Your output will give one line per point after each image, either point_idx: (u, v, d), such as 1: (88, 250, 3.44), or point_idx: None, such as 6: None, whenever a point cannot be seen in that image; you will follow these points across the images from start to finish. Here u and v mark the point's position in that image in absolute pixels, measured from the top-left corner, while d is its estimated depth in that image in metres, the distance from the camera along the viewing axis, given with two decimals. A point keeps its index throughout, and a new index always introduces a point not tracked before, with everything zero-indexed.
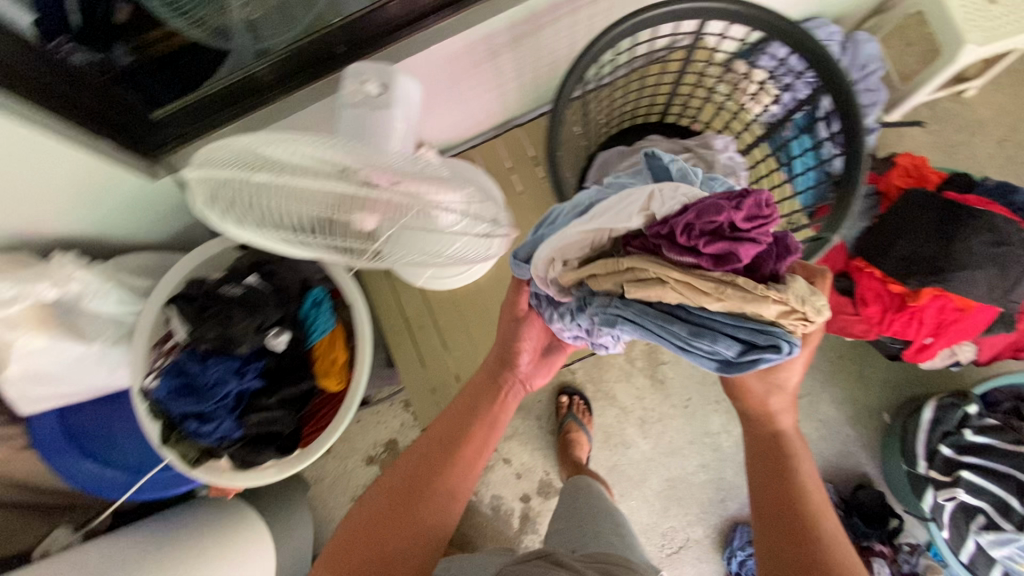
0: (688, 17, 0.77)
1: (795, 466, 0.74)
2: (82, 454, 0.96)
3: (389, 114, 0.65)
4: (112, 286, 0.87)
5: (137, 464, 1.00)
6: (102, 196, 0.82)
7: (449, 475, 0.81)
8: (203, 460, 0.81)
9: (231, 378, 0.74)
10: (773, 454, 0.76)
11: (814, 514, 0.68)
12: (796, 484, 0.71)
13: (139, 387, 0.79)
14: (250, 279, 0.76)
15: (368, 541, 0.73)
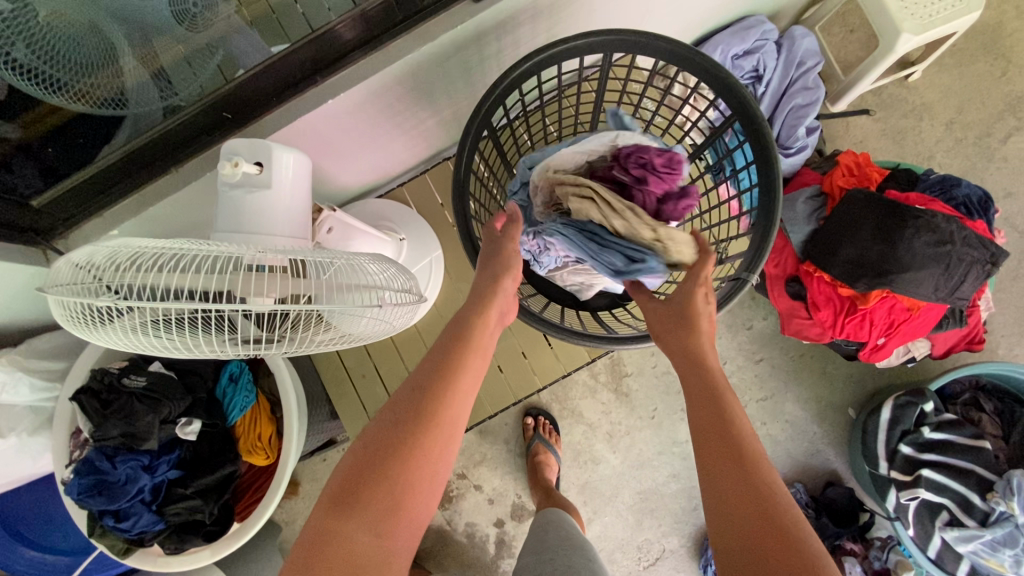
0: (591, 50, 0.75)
1: (731, 404, 0.63)
2: (20, 542, 0.92)
3: (269, 192, 0.63)
4: (21, 374, 0.83)
5: (83, 544, 0.95)
6: None
7: (453, 402, 0.60)
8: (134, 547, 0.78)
9: (143, 473, 0.73)
10: (707, 392, 0.64)
11: (752, 459, 0.58)
12: (732, 425, 0.60)
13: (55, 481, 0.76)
14: (155, 368, 0.73)
15: (377, 485, 0.55)
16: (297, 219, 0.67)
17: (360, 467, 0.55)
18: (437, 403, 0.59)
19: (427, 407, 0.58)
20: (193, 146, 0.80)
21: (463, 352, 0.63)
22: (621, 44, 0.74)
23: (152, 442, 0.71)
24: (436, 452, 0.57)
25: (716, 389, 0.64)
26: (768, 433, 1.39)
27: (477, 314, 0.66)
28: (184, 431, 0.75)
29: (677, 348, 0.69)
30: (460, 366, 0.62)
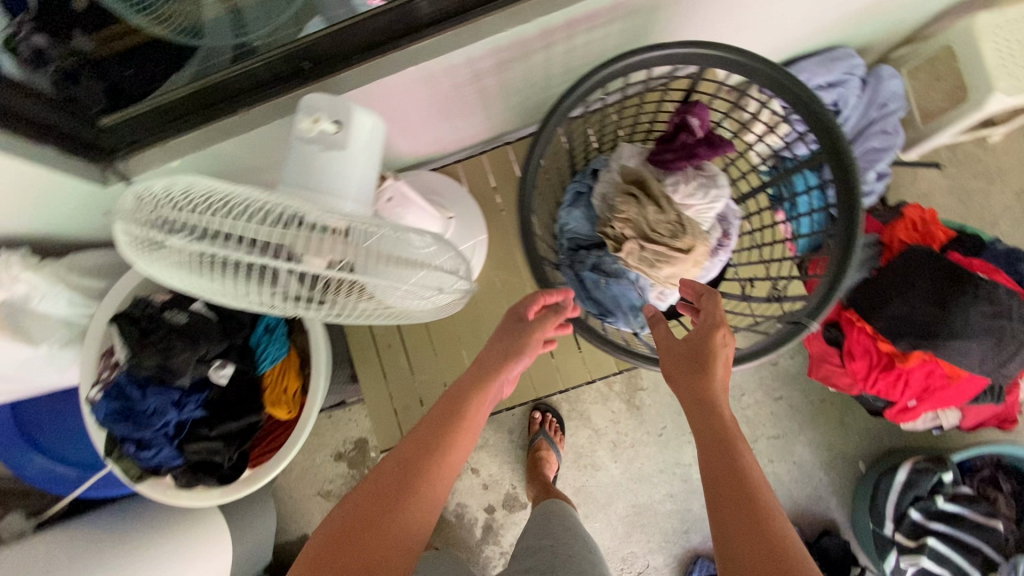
0: (683, 62, 0.74)
1: (746, 456, 0.61)
2: (34, 448, 0.94)
3: (343, 154, 0.61)
4: (64, 288, 0.84)
5: (91, 460, 0.96)
6: (50, 197, 0.78)
7: (433, 477, 0.65)
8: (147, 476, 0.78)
9: (171, 408, 0.74)
10: (714, 441, 0.63)
11: (770, 510, 0.56)
12: (746, 476, 0.59)
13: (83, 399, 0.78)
14: (197, 307, 0.74)
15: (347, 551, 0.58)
16: (365, 184, 0.65)
17: (330, 535, 0.60)
18: (415, 480, 0.64)
19: (402, 483, 0.63)
20: (264, 93, 0.76)
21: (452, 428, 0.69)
22: (719, 61, 0.73)
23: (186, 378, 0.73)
24: (402, 531, 0.60)
25: (731, 439, 0.63)
26: (773, 471, 1.38)
27: (473, 392, 0.72)
28: (216, 374, 0.76)
29: (689, 393, 0.69)
30: (447, 446, 0.67)
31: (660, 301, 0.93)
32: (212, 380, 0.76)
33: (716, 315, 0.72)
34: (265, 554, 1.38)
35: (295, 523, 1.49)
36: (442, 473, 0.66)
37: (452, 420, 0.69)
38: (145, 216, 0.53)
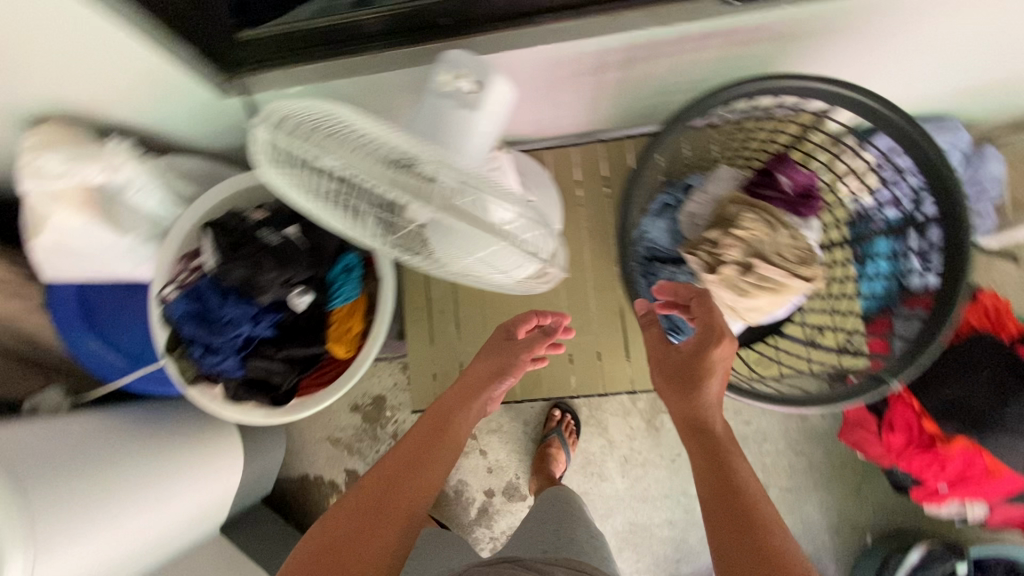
0: (827, 98, 0.78)
1: (750, 484, 0.65)
2: (91, 331, 0.97)
3: (473, 116, 0.62)
4: (157, 186, 0.87)
5: (140, 354, 1.01)
6: (168, 96, 0.79)
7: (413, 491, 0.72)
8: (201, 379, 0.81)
9: (246, 321, 0.77)
10: (708, 461, 0.66)
11: (781, 535, 0.61)
12: (752, 504, 0.63)
13: (157, 294, 0.78)
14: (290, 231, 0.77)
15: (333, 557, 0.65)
16: (484, 148, 0.66)
17: (320, 544, 0.67)
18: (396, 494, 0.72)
19: (390, 494, 0.71)
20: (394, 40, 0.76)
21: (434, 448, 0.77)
22: (863, 107, 0.77)
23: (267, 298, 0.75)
24: (388, 535, 0.68)
25: (735, 470, 0.65)
26: None
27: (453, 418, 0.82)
28: (295, 300, 0.78)
29: (691, 420, 0.70)
30: (426, 465, 0.76)
31: None
32: (289, 305, 0.78)
33: (712, 321, 0.71)
34: (267, 483, 1.41)
35: (299, 461, 1.52)
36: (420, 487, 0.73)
37: (435, 437, 0.79)
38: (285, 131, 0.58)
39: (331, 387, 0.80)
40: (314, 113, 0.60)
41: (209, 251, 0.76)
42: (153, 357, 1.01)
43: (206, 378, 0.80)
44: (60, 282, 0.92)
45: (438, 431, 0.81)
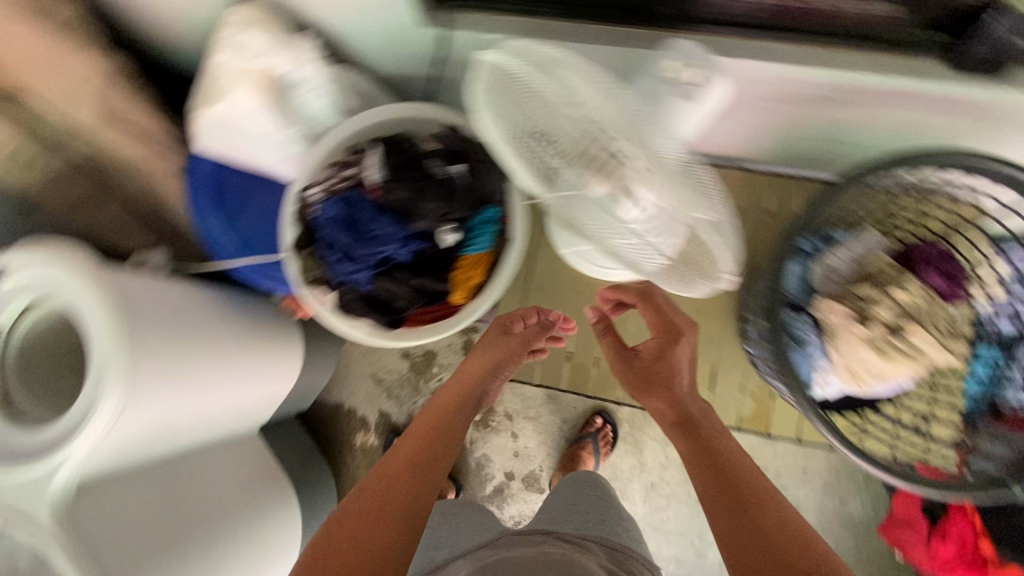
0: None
1: (744, 472, 0.79)
2: (216, 208, 0.99)
3: (683, 106, 0.63)
4: (325, 93, 0.89)
5: (250, 243, 1.02)
6: (367, 13, 0.81)
7: (417, 485, 0.81)
8: (316, 282, 0.85)
9: (390, 241, 0.81)
10: (709, 463, 0.80)
11: (787, 513, 0.72)
12: (754, 490, 0.75)
13: (301, 191, 0.80)
14: (454, 168, 0.81)
15: (351, 539, 0.72)
16: (679, 140, 0.66)
17: (324, 547, 0.72)
18: (406, 485, 0.80)
19: (390, 495, 0.78)
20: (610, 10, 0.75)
21: (436, 439, 0.89)
22: None
23: (421, 228, 0.80)
24: (388, 533, 0.74)
25: (731, 467, 0.79)
26: None
27: (449, 416, 0.95)
28: (441, 237, 0.82)
29: (687, 442, 0.86)
30: (429, 460, 0.85)
31: (821, 385, 1.00)
32: (435, 240, 0.82)
33: (673, 325, 1.00)
34: (307, 400, 1.45)
35: (338, 390, 1.55)
36: (427, 478, 0.82)
37: (438, 435, 0.90)
38: (506, 61, 0.64)
39: (424, 327, 0.85)
40: (531, 54, 0.63)
41: (376, 167, 0.81)
42: (260, 249, 1.03)
43: (323, 283, 0.85)
44: (205, 154, 0.95)
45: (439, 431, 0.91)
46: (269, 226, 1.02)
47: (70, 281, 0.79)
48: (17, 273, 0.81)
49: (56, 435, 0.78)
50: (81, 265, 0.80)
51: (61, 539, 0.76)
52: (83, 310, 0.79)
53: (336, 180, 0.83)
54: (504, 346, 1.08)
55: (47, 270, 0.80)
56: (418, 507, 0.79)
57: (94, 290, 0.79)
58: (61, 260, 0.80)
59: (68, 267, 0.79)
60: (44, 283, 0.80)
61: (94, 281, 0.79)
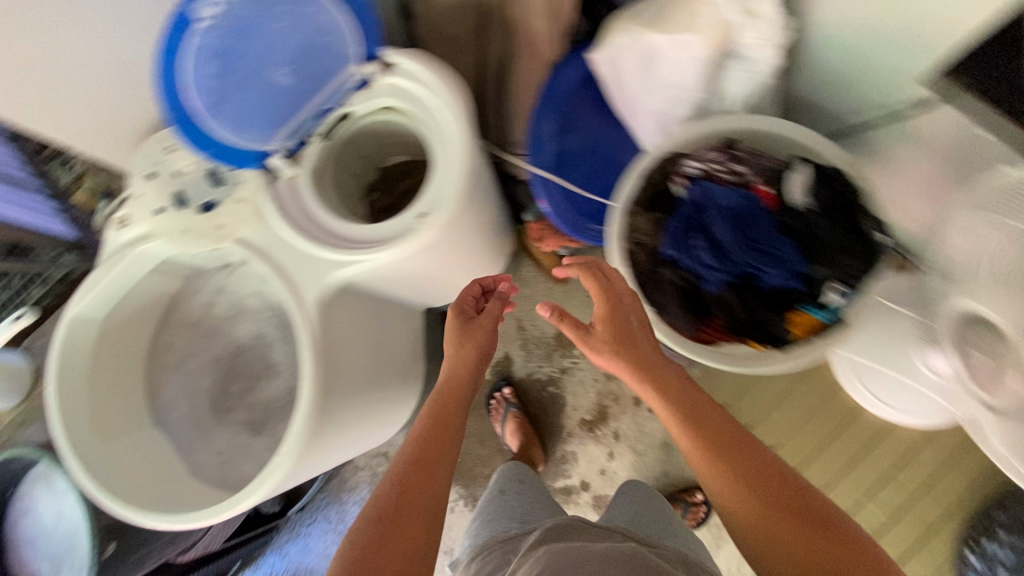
0: None
1: (766, 478, 0.61)
2: (553, 119, 0.99)
3: None
4: (752, 83, 0.83)
5: (563, 165, 1.02)
6: (871, 44, 0.73)
7: (434, 471, 0.73)
8: (633, 245, 0.81)
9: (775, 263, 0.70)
10: (726, 451, 0.63)
11: (840, 529, 0.57)
12: (785, 501, 0.59)
13: (696, 163, 0.78)
14: (883, 237, 0.72)
15: (384, 542, 0.66)
16: None
17: (355, 551, 0.66)
18: (422, 471, 0.72)
19: (410, 499, 0.70)
20: None
21: (431, 437, 0.76)
22: None
23: (817, 271, 0.71)
24: (415, 551, 0.67)
25: (747, 480, 0.61)
26: None
27: (438, 416, 0.78)
28: (822, 292, 0.72)
29: (694, 444, 0.65)
30: (441, 444, 0.76)
31: None
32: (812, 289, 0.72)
33: (612, 289, 0.72)
34: None
35: None
36: (442, 467, 0.74)
37: (435, 429, 0.77)
38: None
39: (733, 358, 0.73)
40: None
41: (801, 185, 0.73)
42: (568, 176, 1.03)
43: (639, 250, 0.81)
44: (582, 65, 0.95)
45: (445, 430, 0.77)
46: (585, 160, 1.03)
47: (451, 127, 0.80)
48: (406, 87, 0.81)
49: (362, 235, 0.79)
50: (466, 115, 0.80)
51: (314, 331, 0.78)
52: (447, 157, 0.80)
53: (730, 169, 0.78)
54: (482, 332, 0.85)
55: (433, 102, 0.81)
56: (439, 489, 0.72)
57: (468, 146, 0.80)
58: (451, 103, 0.80)
59: (455, 114, 0.79)
60: (424, 112, 0.81)
61: (468, 137, 0.80)
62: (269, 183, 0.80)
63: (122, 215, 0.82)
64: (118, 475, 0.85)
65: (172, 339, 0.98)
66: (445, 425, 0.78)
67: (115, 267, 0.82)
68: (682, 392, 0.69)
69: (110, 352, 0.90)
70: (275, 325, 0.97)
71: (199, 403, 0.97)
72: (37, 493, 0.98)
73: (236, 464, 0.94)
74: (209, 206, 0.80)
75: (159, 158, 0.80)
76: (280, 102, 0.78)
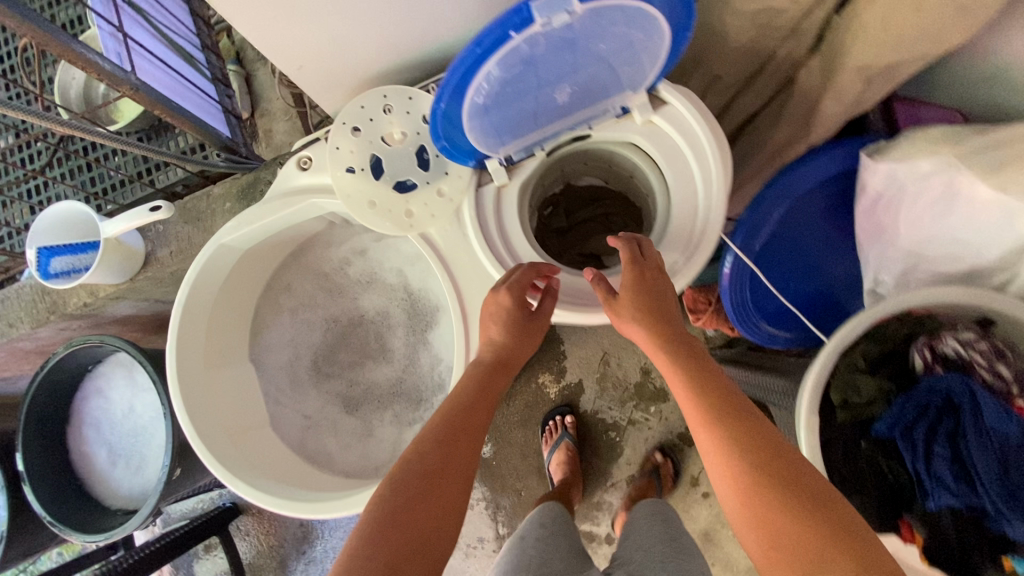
0: None
1: (772, 461, 0.52)
2: (780, 205, 0.86)
3: None
4: None
5: (763, 255, 0.90)
6: None
7: (466, 446, 0.60)
8: (839, 394, 0.70)
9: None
10: (738, 427, 0.55)
11: (852, 536, 0.47)
12: (786, 488, 0.50)
13: (964, 344, 0.67)
14: None
15: (409, 516, 0.54)
16: None
17: (371, 520, 0.54)
18: (449, 438, 0.60)
19: (437, 472, 0.58)
20: None
21: (465, 409, 0.63)
22: None
23: None
24: (438, 528, 0.55)
25: (747, 468, 0.52)
26: None
27: (468, 379, 0.66)
28: None
29: (697, 422, 0.58)
30: (471, 415, 0.63)
31: None
32: None
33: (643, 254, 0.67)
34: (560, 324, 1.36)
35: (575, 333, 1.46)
36: (471, 438, 0.61)
37: (466, 393, 0.64)
38: None
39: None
40: None
41: None
42: (764, 267, 0.91)
43: (844, 405, 0.70)
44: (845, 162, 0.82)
45: (485, 403, 0.64)
46: (787, 257, 0.91)
47: (702, 207, 0.69)
48: (666, 137, 0.70)
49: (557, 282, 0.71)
50: (722, 199, 0.69)
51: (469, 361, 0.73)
52: (684, 238, 0.70)
53: (998, 371, 0.66)
54: (541, 329, 0.69)
55: (691, 167, 0.70)
56: (467, 462, 0.60)
57: (711, 234, 0.69)
58: (714, 179, 0.69)
59: (713, 195, 0.69)
60: (677, 173, 0.70)
61: (716, 226, 0.69)
62: (476, 185, 0.70)
63: (308, 157, 0.72)
64: (214, 417, 0.79)
65: (295, 281, 0.91)
66: (487, 399, 0.65)
67: (282, 209, 0.73)
68: (700, 362, 0.61)
69: (238, 279, 0.84)
70: (404, 309, 0.90)
71: (301, 357, 0.90)
72: (115, 379, 0.94)
73: (319, 435, 0.88)
74: (404, 186, 0.70)
75: (369, 116, 0.68)
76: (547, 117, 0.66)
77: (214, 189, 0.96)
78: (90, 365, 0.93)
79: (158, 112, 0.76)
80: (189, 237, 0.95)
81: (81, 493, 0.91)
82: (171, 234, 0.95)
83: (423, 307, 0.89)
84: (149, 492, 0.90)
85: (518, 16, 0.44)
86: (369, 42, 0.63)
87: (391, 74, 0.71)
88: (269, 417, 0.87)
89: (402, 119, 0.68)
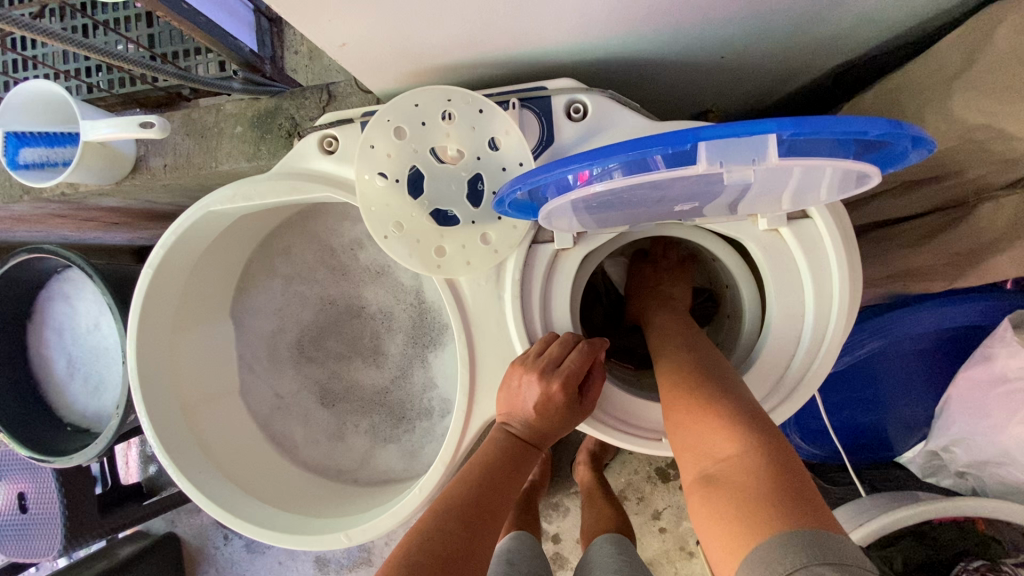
0: None
1: (691, 370, 0.53)
2: (884, 339, 0.73)
3: None
4: None
5: (833, 376, 0.78)
6: None
7: (491, 518, 0.52)
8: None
9: None
10: (687, 356, 0.56)
11: (743, 421, 0.46)
12: (689, 388, 0.51)
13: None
14: None
15: None
16: None
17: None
18: (474, 502, 0.52)
19: (466, 546, 0.48)
20: None
21: (493, 481, 0.54)
22: None
23: None
24: None
25: (669, 378, 0.54)
26: None
27: (494, 450, 0.57)
28: None
29: (661, 358, 0.58)
30: (499, 488, 0.54)
31: None
32: None
33: (670, 274, 0.71)
34: None
35: None
36: (496, 500, 0.53)
37: (495, 460, 0.56)
38: None
39: None
40: None
41: None
42: (826, 388, 0.79)
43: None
44: (984, 317, 0.69)
45: (511, 468, 0.57)
46: (861, 388, 0.78)
47: (798, 359, 0.55)
48: (787, 258, 0.54)
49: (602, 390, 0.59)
50: (826, 365, 0.55)
51: (460, 448, 0.60)
52: (764, 385, 0.57)
53: None
54: (572, 414, 0.56)
55: (806, 307, 0.54)
56: (491, 537, 0.51)
57: (794, 386, 0.56)
58: (827, 330, 0.54)
59: (820, 350, 0.55)
60: (783, 308, 0.55)
61: (811, 384, 0.55)
62: (532, 240, 0.56)
63: (334, 137, 0.59)
64: (170, 386, 0.69)
65: (297, 246, 0.78)
66: (513, 465, 0.57)
67: (290, 195, 0.59)
68: (683, 325, 0.62)
69: (230, 239, 0.72)
70: (410, 315, 0.79)
71: (286, 331, 0.79)
72: (84, 289, 0.86)
73: (287, 420, 0.78)
74: (444, 216, 0.55)
75: (420, 119, 0.52)
76: (633, 219, 0.49)
77: (228, 106, 0.78)
78: (57, 267, 0.85)
79: (160, 15, 0.57)
80: (188, 154, 0.77)
81: (36, 398, 0.86)
82: (169, 144, 0.78)
83: (432, 321, 0.79)
84: (106, 416, 0.85)
85: (681, 145, 0.33)
86: (452, 22, 0.45)
87: (467, 59, 0.53)
88: (240, 385, 0.77)
89: (462, 133, 0.52)
